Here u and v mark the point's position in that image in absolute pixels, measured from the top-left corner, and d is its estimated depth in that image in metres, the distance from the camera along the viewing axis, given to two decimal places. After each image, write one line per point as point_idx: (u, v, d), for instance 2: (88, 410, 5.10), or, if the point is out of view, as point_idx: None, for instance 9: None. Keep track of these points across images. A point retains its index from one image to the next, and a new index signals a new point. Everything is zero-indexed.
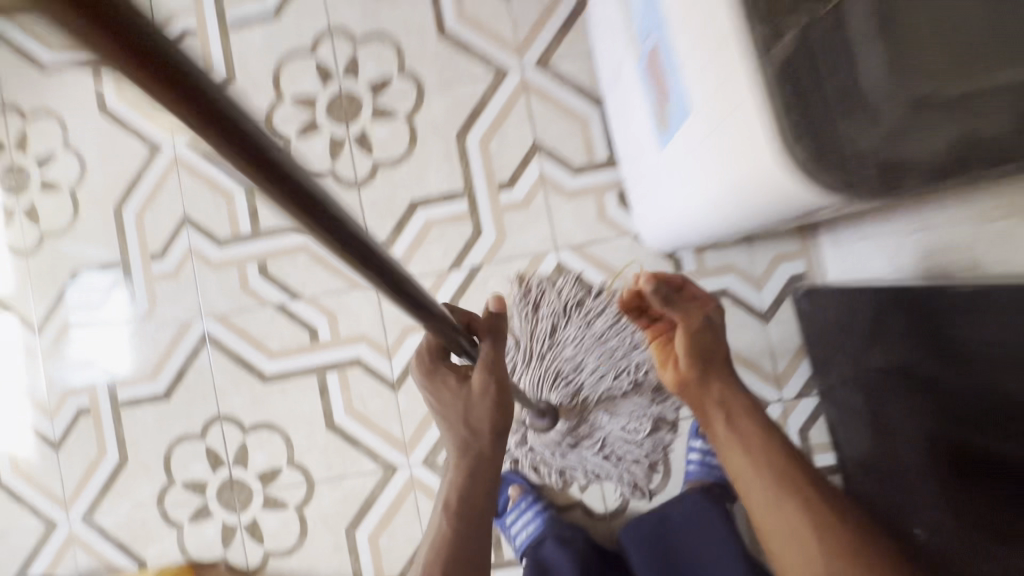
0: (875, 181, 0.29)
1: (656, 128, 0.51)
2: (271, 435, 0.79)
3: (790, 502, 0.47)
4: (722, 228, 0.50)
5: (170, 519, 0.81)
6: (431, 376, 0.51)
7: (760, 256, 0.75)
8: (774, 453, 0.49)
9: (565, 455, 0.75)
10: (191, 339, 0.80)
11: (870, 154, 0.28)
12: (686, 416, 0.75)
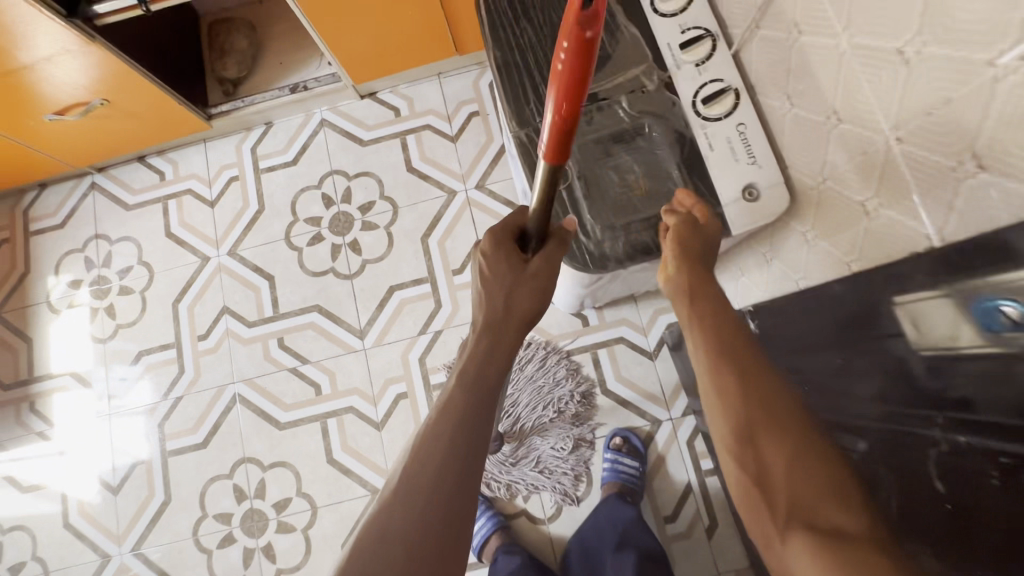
0: (605, 259, 0.57)
1: None
2: (284, 471, 1.02)
3: (736, 393, 0.39)
4: (579, 291, 0.77)
5: (203, 547, 1.01)
6: (495, 244, 0.51)
7: (645, 311, 1.02)
8: (746, 347, 0.41)
9: (510, 471, 0.98)
10: (225, 398, 1.06)
11: (596, 248, 0.57)
12: (600, 435, 0.99)
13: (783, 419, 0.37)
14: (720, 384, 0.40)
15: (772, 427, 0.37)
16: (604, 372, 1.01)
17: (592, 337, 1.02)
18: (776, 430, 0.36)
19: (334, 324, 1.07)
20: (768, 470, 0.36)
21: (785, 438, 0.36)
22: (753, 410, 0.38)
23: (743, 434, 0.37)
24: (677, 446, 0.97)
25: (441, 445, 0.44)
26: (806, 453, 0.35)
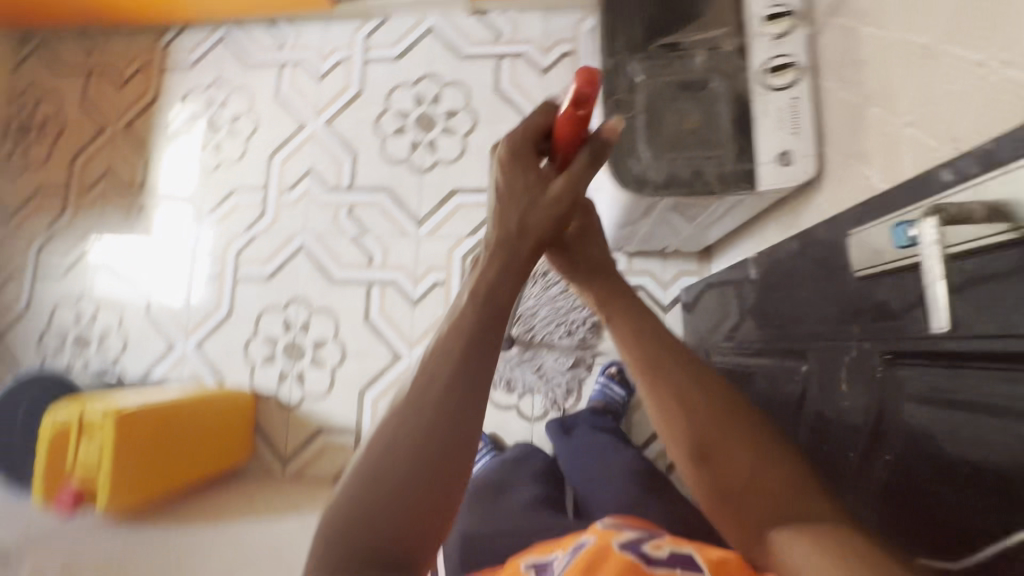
0: (649, 188, 0.66)
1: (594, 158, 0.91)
2: (327, 317, 1.19)
3: (681, 411, 0.45)
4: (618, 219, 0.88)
5: (249, 359, 1.20)
6: (518, 163, 0.51)
7: (671, 267, 1.11)
8: (673, 358, 0.48)
9: (513, 370, 1.11)
10: (293, 245, 1.23)
11: (643, 176, 0.66)
12: (598, 362, 1.12)
13: (730, 430, 0.43)
14: (665, 411, 0.45)
15: (722, 444, 0.42)
16: None
17: None
18: (731, 443, 0.42)
19: (398, 207, 1.21)
20: (733, 479, 0.41)
21: (739, 440, 0.42)
22: (698, 432, 0.43)
23: (703, 449, 0.43)
24: None
25: (429, 396, 0.40)
26: (761, 457, 0.41)
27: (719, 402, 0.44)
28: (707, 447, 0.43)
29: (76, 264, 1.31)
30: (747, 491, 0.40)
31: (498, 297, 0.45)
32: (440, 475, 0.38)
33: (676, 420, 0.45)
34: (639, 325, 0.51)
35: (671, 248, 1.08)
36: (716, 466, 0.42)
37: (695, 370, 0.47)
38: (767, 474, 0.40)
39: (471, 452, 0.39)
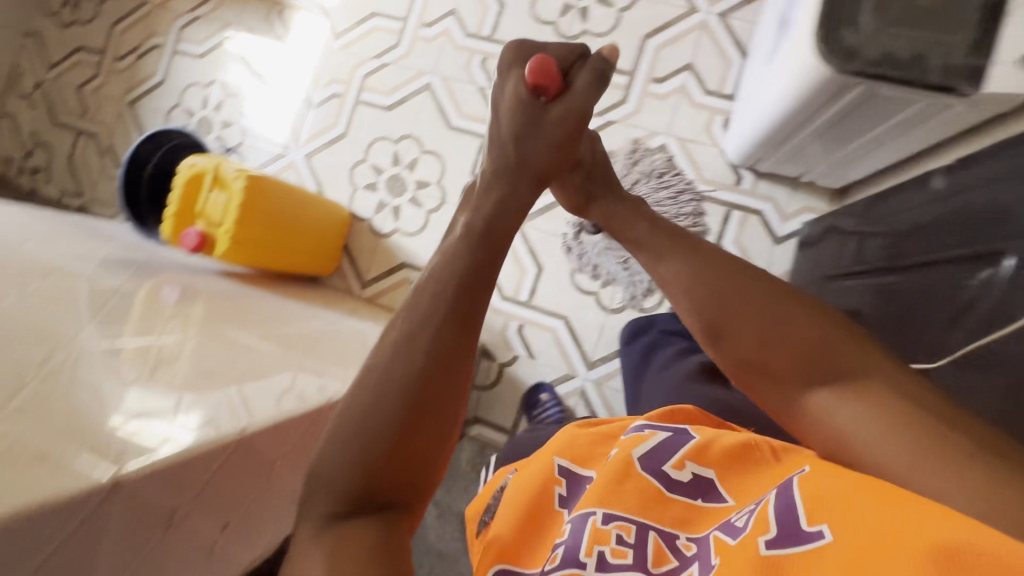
0: (857, 61, 0.60)
1: (774, 49, 0.85)
2: (435, 161, 1.20)
3: (688, 291, 0.48)
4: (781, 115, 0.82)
5: (352, 182, 1.24)
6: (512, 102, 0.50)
7: (796, 200, 1.06)
8: (671, 243, 0.51)
9: (601, 259, 1.10)
10: (419, 82, 1.22)
11: (853, 46, 0.60)
12: None
13: (731, 302, 0.46)
14: (675, 299, 0.49)
15: (733, 321, 0.46)
16: (725, 230, 1.08)
17: (736, 195, 1.08)
18: (738, 318, 0.45)
19: None
20: (749, 349, 0.45)
21: (745, 310, 0.45)
22: (712, 312, 0.46)
23: (711, 327, 0.47)
24: None
25: (420, 333, 0.39)
26: (772, 324, 0.44)
27: (715, 272, 0.47)
28: (724, 325, 0.46)
29: (211, 51, 1.35)
30: (776, 358, 0.44)
31: (495, 232, 0.45)
32: (431, 415, 0.38)
33: (684, 300, 0.48)
34: (639, 238, 0.53)
35: (806, 178, 1.02)
36: (736, 342, 0.45)
37: (698, 260, 0.48)
38: (789, 338, 0.43)
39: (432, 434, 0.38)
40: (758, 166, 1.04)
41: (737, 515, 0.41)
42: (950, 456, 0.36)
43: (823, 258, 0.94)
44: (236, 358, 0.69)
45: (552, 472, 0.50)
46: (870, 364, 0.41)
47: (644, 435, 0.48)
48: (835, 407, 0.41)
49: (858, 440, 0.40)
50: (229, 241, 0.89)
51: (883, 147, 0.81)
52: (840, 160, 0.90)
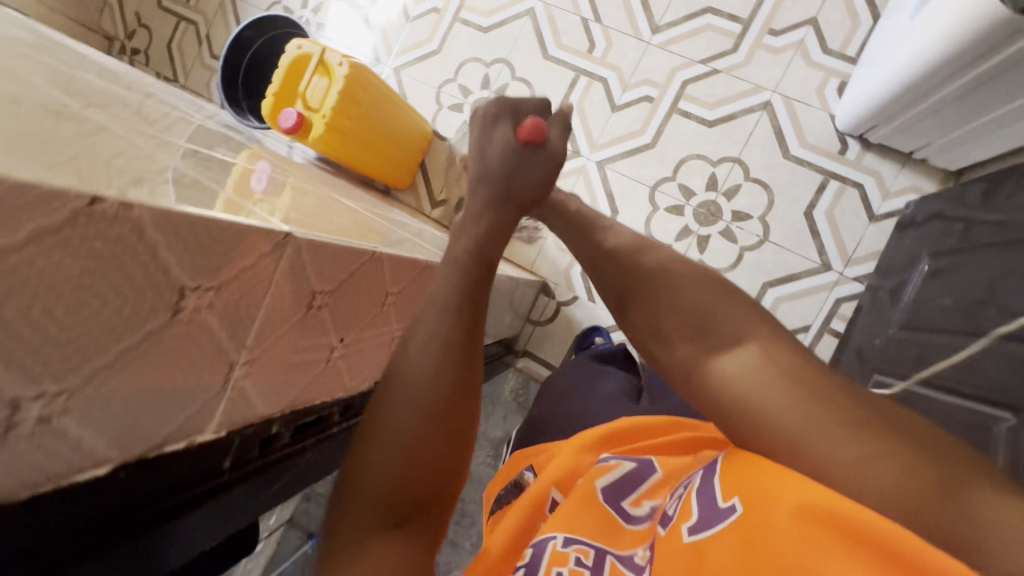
0: None
1: (919, 4, 0.80)
2: (525, 90, 1.17)
3: (609, 271, 0.50)
4: (913, 76, 0.78)
5: (438, 101, 1.23)
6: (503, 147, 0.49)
7: (902, 178, 0.99)
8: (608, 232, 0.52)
9: (675, 218, 1.08)
10: (521, 6, 1.19)
11: None
12: (772, 239, 1.04)
13: (651, 283, 0.47)
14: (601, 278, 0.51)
15: (642, 298, 0.47)
16: (818, 199, 1.02)
17: (838, 165, 1.02)
18: (645, 297, 0.47)
19: (640, 6, 1.12)
20: (658, 322, 0.46)
21: (656, 289, 0.47)
22: (621, 286, 0.49)
23: (625, 305, 0.49)
24: (827, 294, 1.01)
25: (427, 346, 0.41)
26: (674, 298, 0.46)
27: (637, 257, 0.49)
28: (630, 299, 0.48)
29: None
30: (673, 327, 0.44)
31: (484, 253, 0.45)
32: (446, 412, 0.40)
33: (611, 276, 0.50)
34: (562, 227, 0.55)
35: (919, 155, 0.95)
36: (640, 312, 0.47)
37: (612, 247, 0.51)
38: (689, 308, 0.44)
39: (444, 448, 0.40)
40: (870, 135, 0.98)
41: (671, 504, 0.42)
42: (834, 415, 0.35)
43: (927, 238, 0.88)
44: (335, 208, 0.55)
45: (545, 499, 0.47)
46: (756, 331, 0.41)
47: (616, 463, 0.47)
48: (721, 370, 0.41)
49: (750, 405, 0.38)
50: (325, 128, 0.91)
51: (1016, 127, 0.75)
52: (964, 138, 0.84)
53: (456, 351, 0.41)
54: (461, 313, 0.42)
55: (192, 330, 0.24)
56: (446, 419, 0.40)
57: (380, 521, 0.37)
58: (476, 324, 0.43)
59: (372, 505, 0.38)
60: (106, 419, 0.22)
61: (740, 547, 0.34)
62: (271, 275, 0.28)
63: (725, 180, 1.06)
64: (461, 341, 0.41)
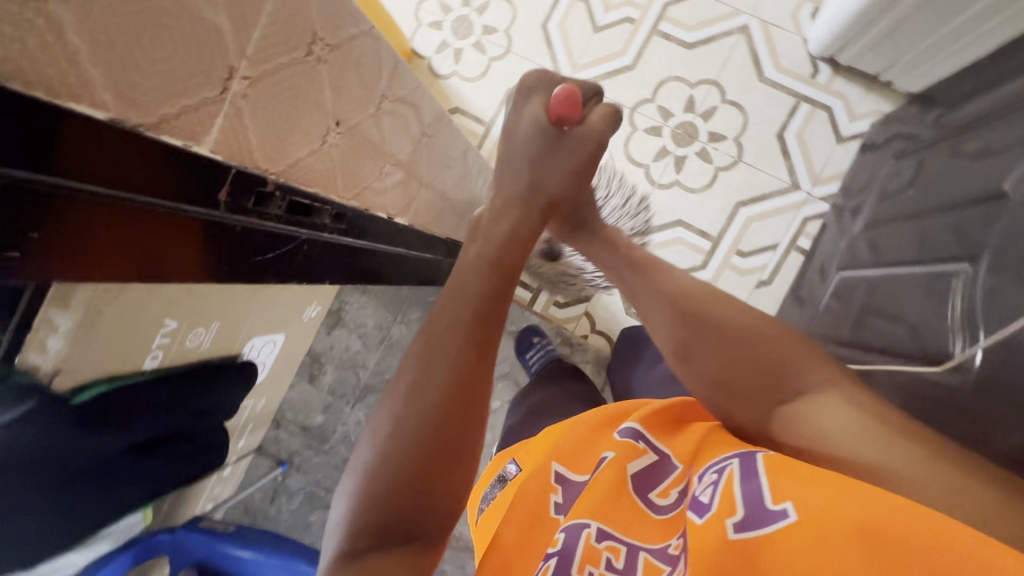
0: None
1: None
2: (506, 9, 1.16)
3: (669, 320, 0.49)
4: None
5: (417, 18, 1.18)
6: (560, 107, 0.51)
7: (867, 103, 1.04)
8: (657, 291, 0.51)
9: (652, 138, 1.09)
10: None
11: None
12: (746, 162, 1.07)
13: (709, 331, 0.46)
14: (661, 334, 0.50)
15: (703, 344, 0.46)
16: (790, 122, 1.06)
17: (809, 89, 1.05)
18: (706, 345, 0.46)
19: None
20: (721, 373, 0.45)
21: (716, 341, 0.46)
22: (687, 335, 0.47)
23: (683, 353, 0.48)
24: (795, 214, 1.05)
25: (434, 361, 0.39)
26: (738, 350, 0.44)
27: (689, 312, 0.48)
28: (696, 350, 0.47)
29: None
30: (745, 381, 0.44)
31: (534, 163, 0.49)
32: (447, 441, 0.37)
33: (664, 325, 0.49)
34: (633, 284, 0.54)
35: (885, 76, 1.00)
36: (711, 360, 0.46)
37: (678, 298, 0.50)
38: (761, 355, 0.43)
39: (440, 497, 0.37)
40: (839, 57, 1.02)
41: (701, 487, 0.40)
42: (904, 446, 0.35)
43: (888, 152, 0.93)
44: None
45: (548, 476, 0.46)
46: (824, 373, 0.41)
47: (639, 446, 0.45)
48: (802, 421, 0.40)
49: (822, 438, 0.38)
50: None
51: (968, 40, 0.80)
52: (927, 53, 0.88)
53: (468, 378, 0.39)
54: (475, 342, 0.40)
55: None
56: (440, 457, 0.37)
57: (377, 539, 0.36)
58: (488, 350, 0.41)
59: (373, 520, 0.36)
60: (108, 49, 0.21)
61: (807, 550, 0.31)
62: None
63: (702, 102, 1.08)
64: (472, 373, 0.39)
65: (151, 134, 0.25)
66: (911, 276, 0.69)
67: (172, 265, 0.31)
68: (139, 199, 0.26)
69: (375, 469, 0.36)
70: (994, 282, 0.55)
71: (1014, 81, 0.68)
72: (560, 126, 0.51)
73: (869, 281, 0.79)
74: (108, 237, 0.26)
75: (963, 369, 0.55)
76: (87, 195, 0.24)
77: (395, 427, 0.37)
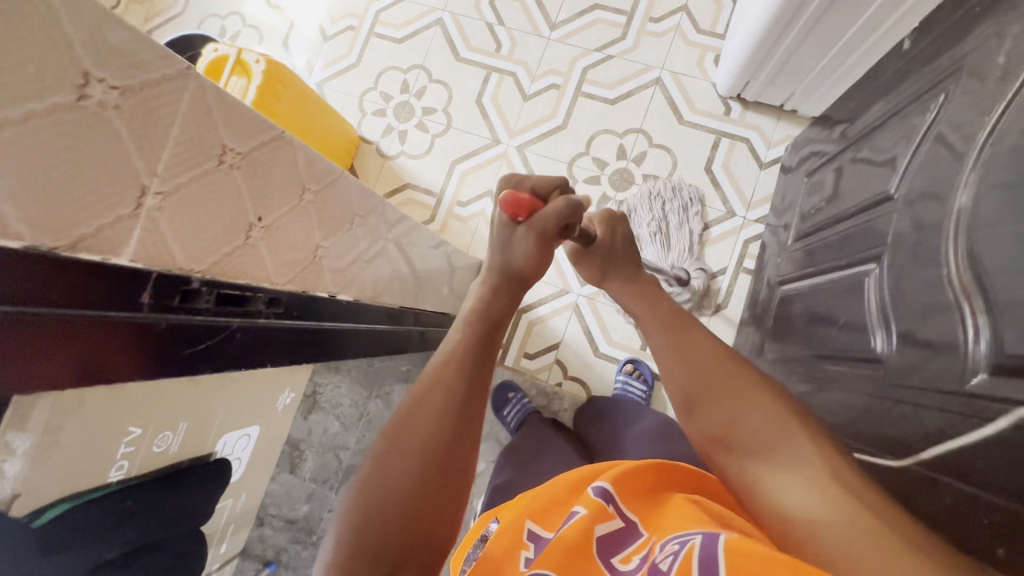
0: None
1: None
2: (442, 91, 1.26)
3: (680, 370, 0.46)
4: (761, 31, 0.90)
5: (362, 108, 1.28)
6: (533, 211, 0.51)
7: (780, 130, 1.13)
8: (674, 345, 0.48)
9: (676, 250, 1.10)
10: (430, 18, 1.29)
11: None
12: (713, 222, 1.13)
13: (712, 382, 0.43)
14: (667, 382, 0.47)
15: (707, 395, 0.43)
16: (714, 155, 1.14)
17: (726, 125, 1.15)
18: (709, 398, 0.43)
19: (536, 8, 1.25)
20: (716, 425, 0.42)
21: (723, 395, 0.42)
22: (691, 385, 0.44)
23: (685, 400, 0.45)
24: (736, 238, 1.11)
25: (429, 395, 0.39)
26: (741, 404, 0.41)
27: (702, 368, 0.44)
28: (700, 402, 0.43)
29: None
30: (738, 436, 0.40)
31: None
32: (442, 459, 0.36)
33: (674, 376, 0.46)
34: (653, 336, 0.50)
35: (789, 105, 1.10)
36: (709, 416, 0.42)
37: (691, 352, 0.46)
38: (762, 414, 0.40)
39: (435, 516, 0.35)
40: (746, 94, 1.12)
41: (661, 556, 0.36)
42: (902, 553, 0.30)
43: (804, 170, 1.01)
44: None
45: (519, 534, 0.41)
46: (812, 445, 0.37)
47: (609, 509, 0.40)
48: (783, 489, 0.36)
49: (797, 518, 0.35)
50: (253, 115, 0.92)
51: (846, 66, 0.89)
52: (817, 81, 0.98)
53: (460, 403, 0.39)
54: (468, 370, 0.41)
55: (99, 124, 0.27)
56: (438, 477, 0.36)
57: (372, 559, 0.32)
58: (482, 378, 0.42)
59: (367, 542, 0.33)
60: (19, 185, 0.24)
61: None
62: (176, 103, 0.31)
63: (632, 149, 1.17)
64: (464, 394, 0.40)
65: (68, 255, 0.28)
66: (836, 279, 0.73)
67: (109, 364, 0.33)
68: (41, 313, 0.28)
69: (369, 489, 0.35)
70: (898, 275, 0.59)
71: (885, 98, 0.76)
72: (517, 219, 0.51)
73: (803, 290, 0.84)
74: (25, 348, 0.28)
75: (885, 361, 0.58)
76: (15, 316, 0.27)
77: (387, 453, 0.37)
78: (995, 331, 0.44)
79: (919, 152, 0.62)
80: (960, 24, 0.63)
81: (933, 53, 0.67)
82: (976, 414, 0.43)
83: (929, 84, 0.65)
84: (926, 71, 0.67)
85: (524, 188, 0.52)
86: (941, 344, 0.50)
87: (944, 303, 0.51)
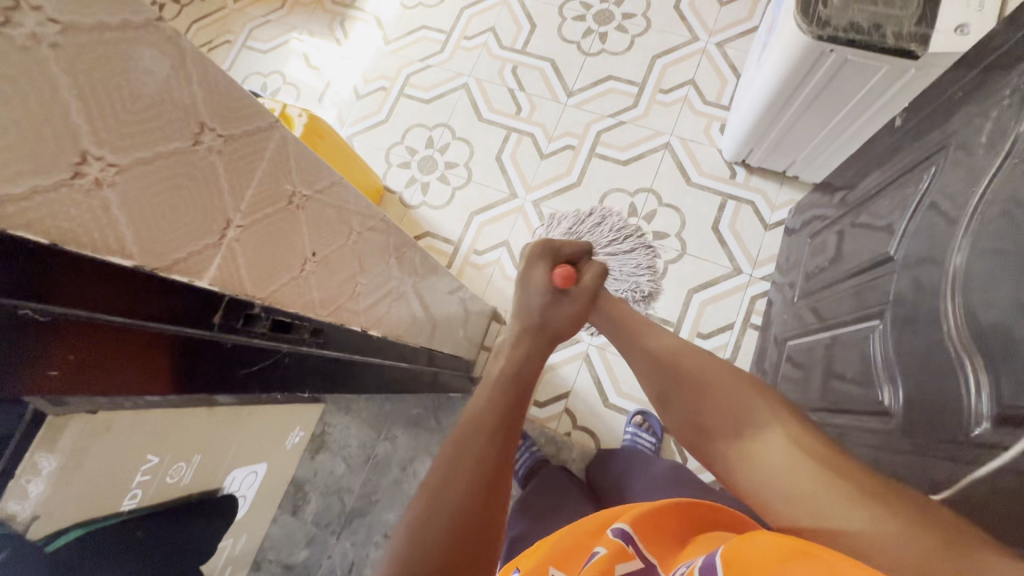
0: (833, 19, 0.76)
1: (761, 52, 1.03)
2: (464, 147, 1.35)
3: (659, 371, 0.55)
4: (763, 105, 0.98)
5: (388, 160, 1.36)
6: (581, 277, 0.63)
7: (783, 194, 1.20)
8: (650, 349, 0.57)
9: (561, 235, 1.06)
10: (456, 83, 1.40)
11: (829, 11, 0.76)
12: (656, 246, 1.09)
13: (685, 378, 0.52)
14: (651, 384, 0.56)
15: (682, 391, 0.52)
16: (721, 216, 1.20)
17: (732, 188, 1.22)
18: (684, 394, 0.51)
19: (555, 77, 1.36)
20: (694, 416, 0.50)
21: (693, 387, 0.51)
22: (668, 384, 0.53)
23: (665, 396, 0.53)
24: (743, 294, 1.15)
25: (472, 432, 0.41)
26: (707, 392, 0.49)
27: (673, 366, 0.54)
28: (676, 395, 0.52)
29: (277, 47, 1.50)
30: (713, 424, 0.47)
31: None
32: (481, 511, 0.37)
33: (655, 376, 0.55)
34: (634, 344, 0.60)
35: (791, 172, 1.17)
36: (689, 408, 0.50)
37: (666, 352, 0.56)
38: (724, 398, 0.48)
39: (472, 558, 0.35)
40: (750, 160, 1.19)
41: None
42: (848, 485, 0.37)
43: (807, 232, 1.06)
44: None
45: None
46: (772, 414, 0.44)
47: (630, 550, 0.41)
48: (753, 455, 0.43)
49: (771, 477, 0.41)
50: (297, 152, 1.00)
51: (844, 138, 0.96)
52: (817, 150, 1.05)
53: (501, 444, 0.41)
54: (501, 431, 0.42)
55: (204, 166, 0.31)
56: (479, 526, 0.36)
57: None
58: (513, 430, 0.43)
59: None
60: (136, 214, 0.28)
61: None
62: (263, 150, 0.35)
63: (643, 207, 1.23)
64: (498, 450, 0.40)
65: (164, 274, 0.32)
66: (841, 335, 0.76)
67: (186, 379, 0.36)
68: (136, 323, 0.31)
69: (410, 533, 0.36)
70: (900, 332, 0.62)
71: (881, 168, 0.82)
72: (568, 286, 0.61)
73: (813, 345, 0.86)
74: (122, 354, 0.31)
75: (893, 415, 0.59)
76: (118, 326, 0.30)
77: (436, 487, 0.38)
78: (996, 385, 0.46)
79: (915, 217, 0.67)
80: (946, 105, 0.69)
81: (923, 130, 0.73)
82: (980, 464, 0.45)
83: (922, 157, 0.71)
84: (917, 144, 0.73)
85: (561, 256, 0.64)
86: (945, 398, 0.52)
87: (946, 357, 0.53)
